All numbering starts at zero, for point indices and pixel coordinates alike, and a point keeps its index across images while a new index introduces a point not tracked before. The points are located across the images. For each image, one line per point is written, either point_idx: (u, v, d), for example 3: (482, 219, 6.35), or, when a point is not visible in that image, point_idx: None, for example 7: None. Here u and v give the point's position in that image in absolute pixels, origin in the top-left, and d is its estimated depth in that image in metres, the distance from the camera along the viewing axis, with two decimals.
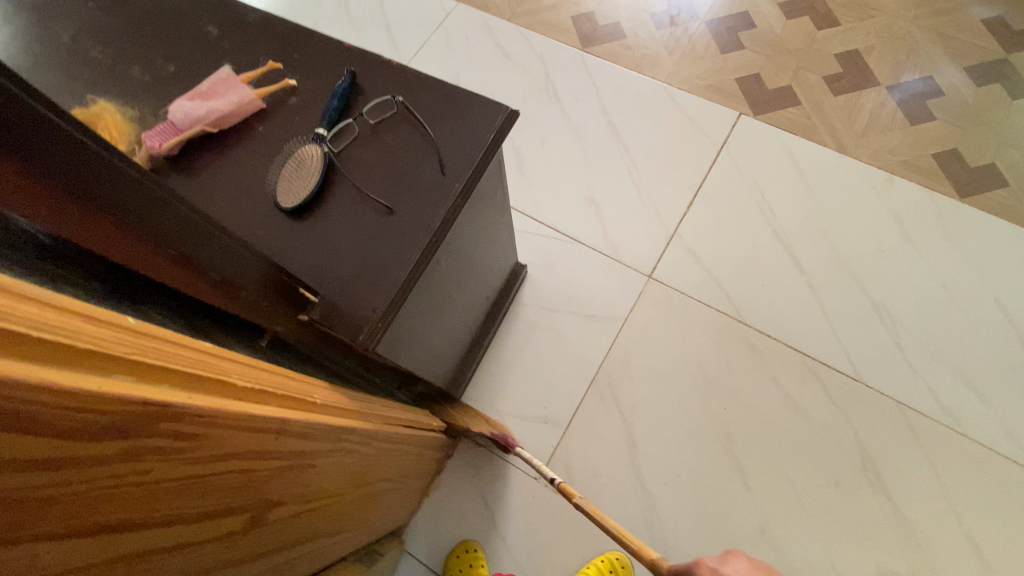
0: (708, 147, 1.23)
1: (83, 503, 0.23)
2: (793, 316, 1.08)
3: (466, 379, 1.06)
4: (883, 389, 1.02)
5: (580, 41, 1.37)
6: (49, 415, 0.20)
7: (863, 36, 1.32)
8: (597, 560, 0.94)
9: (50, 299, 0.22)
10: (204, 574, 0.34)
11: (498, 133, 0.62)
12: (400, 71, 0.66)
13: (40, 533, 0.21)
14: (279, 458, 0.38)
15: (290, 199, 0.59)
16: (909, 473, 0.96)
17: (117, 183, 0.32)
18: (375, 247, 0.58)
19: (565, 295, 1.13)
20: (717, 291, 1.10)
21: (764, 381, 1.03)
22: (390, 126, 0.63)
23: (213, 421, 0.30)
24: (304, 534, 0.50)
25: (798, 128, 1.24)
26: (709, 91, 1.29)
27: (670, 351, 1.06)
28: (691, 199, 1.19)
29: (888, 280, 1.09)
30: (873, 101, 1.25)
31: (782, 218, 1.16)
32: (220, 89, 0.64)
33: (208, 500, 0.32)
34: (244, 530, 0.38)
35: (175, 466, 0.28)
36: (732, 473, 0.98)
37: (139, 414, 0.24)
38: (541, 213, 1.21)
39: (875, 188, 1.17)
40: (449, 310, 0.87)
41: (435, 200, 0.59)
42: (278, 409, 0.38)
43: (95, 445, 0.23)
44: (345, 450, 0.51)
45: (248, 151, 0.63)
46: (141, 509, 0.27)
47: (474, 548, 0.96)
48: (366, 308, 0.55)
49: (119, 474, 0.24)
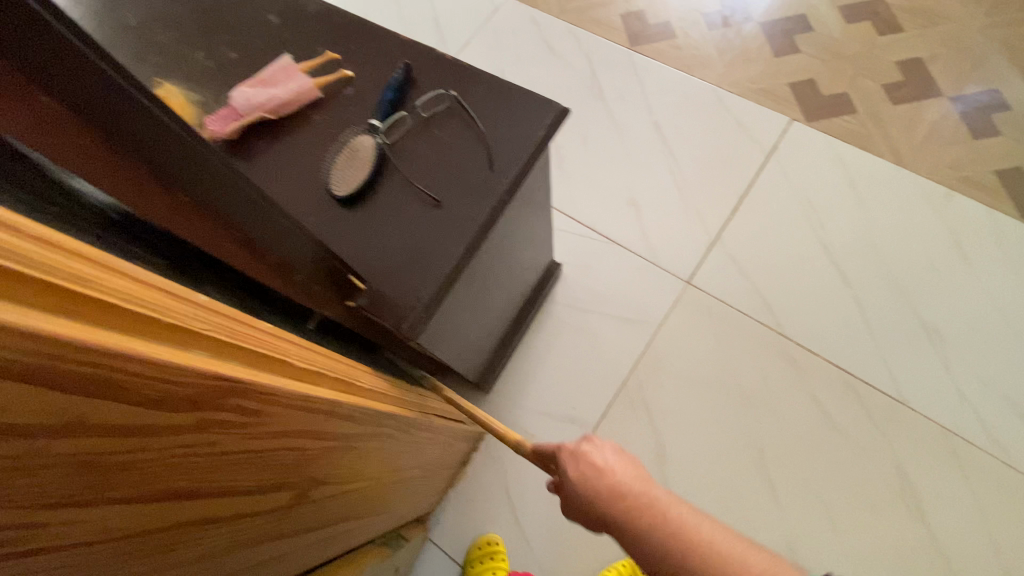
0: (756, 153, 1.20)
1: (155, 470, 0.24)
2: (836, 330, 1.04)
3: (496, 374, 1.06)
4: (928, 413, 0.98)
5: (629, 39, 1.36)
6: (140, 385, 0.21)
7: (927, 44, 1.27)
8: (618, 563, 0.93)
9: (142, 276, 0.23)
10: (249, 544, 0.36)
11: (548, 131, 0.62)
12: (454, 66, 0.67)
13: (116, 495, 0.23)
14: (327, 438, 0.39)
15: (342, 187, 0.60)
16: (950, 501, 0.93)
17: (204, 171, 0.33)
18: (421, 240, 0.59)
19: (600, 296, 1.12)
20: (758, 301, 1.08)
21: (801, 396, 1.01)
22: (442, 120, 0.64)
23: (275, 399, 0.31)
24: (341, 514, 0.52)
25: (851, 137, 1.20)
26: (760, 95, 1.26)
27: (705, 359, 1.05)
28: (735, 205, 1.16)
29: (939, 300, 1.05)
30: (933, 112, 1.20)
31: (831, 230, 1.12)
32: (281, 77, 0.65)
33: (261, 475, 0.33)
34: (290, 506, 0.39)
35: (238, 441, 0.29)
36: (763, 487, 0.96)
37: (212, 389, 0.26)
38: (579, 212, 1.20)
39: (931, 203, 1.12)
40: (485, 305, 0.87)
41: (482, 195, 0.60)
42: (330, 390, 0.39)
43: (173, 416, 0.24)
44: (385, 435, 0.52)
45: (303, 139, 0.64)
46: (205, 479, 0.28)
47: (496, 541, 0.97)
48: (411, 298, 0.57)
49: (190, 445, 0.26)
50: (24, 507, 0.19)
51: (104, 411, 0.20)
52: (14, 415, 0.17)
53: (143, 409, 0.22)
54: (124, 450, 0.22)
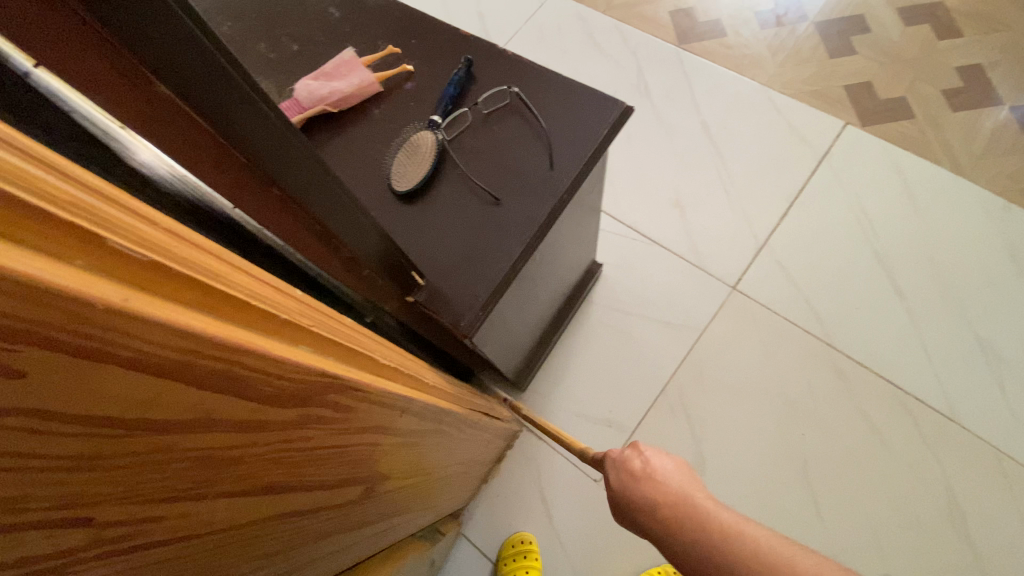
0: (808, 157, 1.17)
1: (258, 464, 0.24)
2: (887, 343, 1.01)
3: (533, 372, 1.06)
4: (982, 434, 0.94)
5: (677, 37, 1.33)
6: (259, 382, 0.21)
7: (992, 49, 1.21)
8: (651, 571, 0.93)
9: (256, 273, 0.23)
10: (319, 536, 0.36)
11: (610, 131, 0.61)
12: (515, 62, 0.66)
13: (223, 489, 0.23)
14: (397, 434, 0.40)
15: (403, 182, 0.60)
16: (1003, 529, 0.89)
17: (294, 164, 0.33)
18: (481, 237, 0.58)
19: (640, 299, 1.11)
20: (805, 310, 1.05)
21: (848, 409, 0.98)
22: (502, 117, 0.63)
23: (363, 395, 0.31)
24: (396, 507, 0.52)
25: (909, 144, 1.15)
26: (814, 97, 1.22)
27: (749, 367, 1.02)
28: (784, 210, 1.13)
29: (999, 318, 1.00)
30: (998, 120, 1.14)
31: (884, 238, 1.08)
32: (343, 70, 0.66)
33: (341, 470, 0.33)
34: (357, 500, 0.39)
35: (328, 435, 0.29)
36: (804, 499, 0.94)
37: (316, 385, 0.25)
38: (622, 212, 1.19)
39: (992, 215, 1.07)
40: (528, 304, 0.87)
41: (542, 194, 0.59)
42: (405, 388, 0.39)
43: (280, 413, 0.24)
44: (441, 432, 0.52)
45: (364, 133, 0.64)
46: (296, 473, 0.28)
47: (528, 540, 0.97)
48: (469, 296, 0.56)
49: (289, 440, 0.26)
50: (150, 500, 0.19)
51: (228, 406, 0.20)
52: (150, 411, 0.17)
53: (257, 406, 0.22)
54: (236, 445, 0.22)
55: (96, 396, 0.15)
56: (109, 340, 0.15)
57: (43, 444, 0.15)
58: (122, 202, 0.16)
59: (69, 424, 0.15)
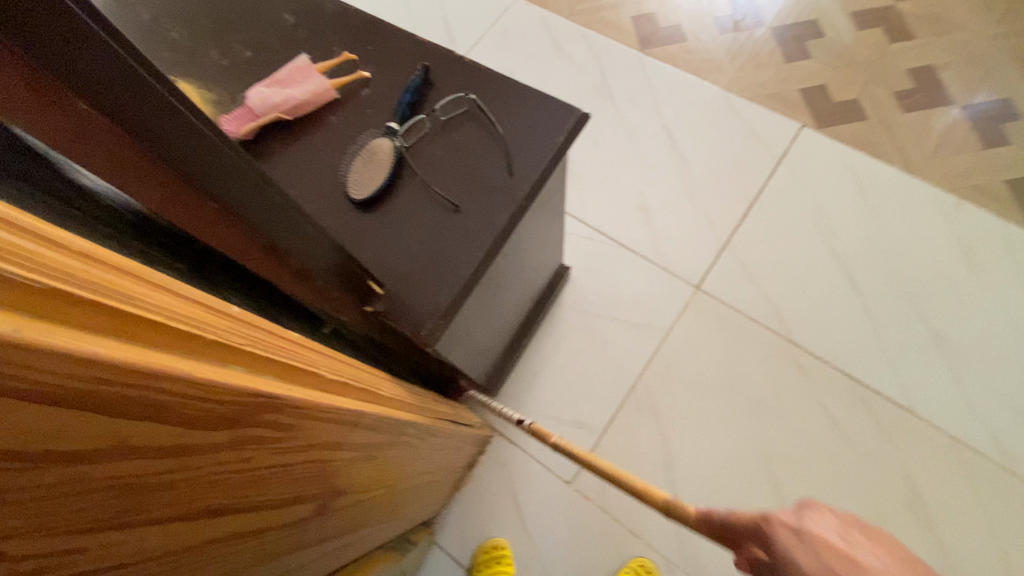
0: (767, 158, 1.20)
1: (190, 488, 0.24)
2: (845, 339, 1.04)
3: (503, 377, 1.06)
4: (937, 423, 0.97)
5: (639, 42, 1.35)
6: (182, 405, 0.21)
7: (938, 52, 1.26)
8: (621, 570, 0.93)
9: (182, 291, 0.22)
10: (270, 557, 0.35)
11: (568, 136, 0.62)
12: (473, 68, 0.66)
13: (153, 516, 0.22)
14: (350, 449, 0.39)
15: (359, 190, 0.59)
16: (958, 513, 0.92)
17: (235, 178, 0.32)
18: (440, 245, 0.58)
19: (608, 300, 1.12)
20: (767, 308, 1.07)
21: (810, 404, 1.00)
22: (460, 124, 0.63)
23: (306, 413, 0.30)
24: (358, 521, 0.51)
25: (862, 144, 1.19)
26: (771, 100, 1.25)
27: (715, 365, 1.04)
28: (745, 211, 1.16)
29: (950, 310, 1.04)
30: (945, 120, 1.20)
31: (840, 237, 1.12)
32: (297, 77, 0.65)
33: (288, 488, 0.32)
34: (311, 517, 0.39)
35: (269, 454, 0.28)
36: (770, 493, 0.96)
37: (250, 405, 0.25)
38: (589, 215, 1.20)
39: (941, 212, 1.12)
40: (495, 309, 0.87)
41: (501, 200, 0.59)
42: (355, 401, 0.38)
43: (212, 435, 0.23)
44: (403, 442, 0.51)
45: (319, 141, 0.63)
46: (237, 495, 0.27)
47: (502, 545, 0.96)
48: (429, 304, 0.56)
49: (225, 462, 0.25)
50: (69, 533, 0.18)
51: (147, 433, 0.20)
52: (59, 443, 0.16)
53: (185, 429, 0.21)
54: (164, 471, 0.21)
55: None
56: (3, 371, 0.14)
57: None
58: (21, 225, 0.16)
59: None
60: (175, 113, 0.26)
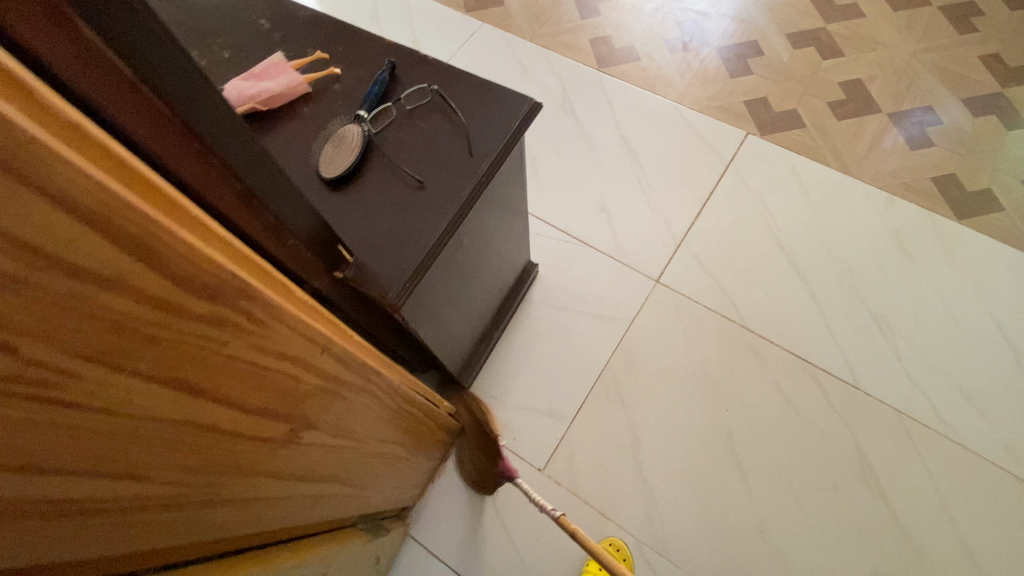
0: (716, 163, 1.29)
1: (174, 353, 0.27)
2: (794, 323, 1.11)
3: (475, 369, 1.09)
4: (882, 396, 1.04)
5: (597, 61, 1.45)
6: (174, 259, 0.25)
7: (865, 67, 1.39)
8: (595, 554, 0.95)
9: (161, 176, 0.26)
10: (241, 472, 0.38)
11: (523, 121, 0.67)
12: (435, 65, 0.72)
13: (137, 369, 0.25)
14: (320, 375, 0.42)
15: (330, 170, 0.64)
16: (906, 480, 0.97)
17: (206, 105, 0.36)
18: (405, 218, 0.63)
19: (574, 296, 1.17)
20: (721, 297, 1.14)
21: (765, 384, 1.06)
22: (424, 112, 0.69)
23: (279, 315, 0.34)
24: (331, 473, 0.54)
25: (802, 149, 1.30)
26: (718, 111, 1.36)
27: (675, 352, 1.10)
28: (699, 210, 1.24)
29: (889, 294, 1.12)
30: (875, 127, 1.31)
31: (786, 231, 1.20)
32: (272, 71, 0.70)
33: (260, 395, 0.36)
34: (282, 442, 0.41)
35: (245, 345, 0.32)
36: (732, 469, 1.00)
37: (229, 283, 0.28)
38: (554, 218, 1.27)
39: (876, 206, 1.21)
40: (465, 297, 0.91)
41: (461, 177, 0.65)
42: (324, 326, 0.42)
43: (192, 300, 0.26)
44: (372, 393, 0.54)
45: (293, 130, 0.68)
46: (212, 380, 0.31)
47: None
48: (396, 270, 0.60)
49: (204, 337, 0.28)
50: (65, 351, 0.22)
51: (146, 277, 0.24)
52: (70, 253, 0.20)
53: (170, 285, 0.25)
54: (152, 322, 0.25)
55: (18, 221, 0.18)
56: (30, 163, 0.18)
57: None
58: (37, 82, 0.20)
59: (13, 247, 0.18)
60: (158, 40, 0.31)
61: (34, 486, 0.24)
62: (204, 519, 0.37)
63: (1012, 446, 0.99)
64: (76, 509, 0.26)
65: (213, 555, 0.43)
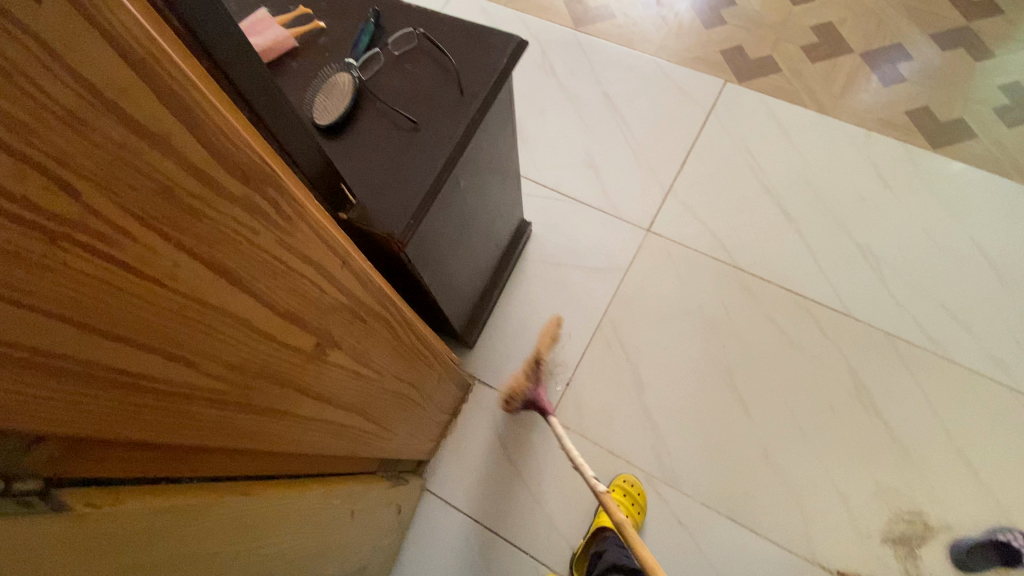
0: (698, 112, 1.31)
1: (215, 233, 0.29)
2: (783, 259, 1.14)
3: (477, 326, 1.11)
4: (873, 321, 1.08)
5: (573, 22, 1.46)
6: (208, 125, 0.26)
7: (836, 10, 1.42)
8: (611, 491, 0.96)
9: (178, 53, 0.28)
10: (275, 380, 0.40)
11: (510, 59, 0.69)
12: (419, 11, 0.73)
13: (183, 243, 0.27)
14: (341, 289, 0.44)
15: (324, 118, 0.65)
16: (898, 397, 1.02)
17: (221, 25, 0.36)
18: (403, 158, 0.64)
19: (568, 251, 1.19)
20: (712, 241, 1.17)
21: (759, 319, 1.09)
22: (412, 57, 0.70)
23: (303, 214, 0.35)
24: (354, 403, 0.55)
25: (779, 93, 1.32)
26: (696, 62, 1.38)
27: (671, 296, 1.13)
28: (684, 158, 1.27)
29: (873, 225, 1.16)
30: (848, 66, 1.34)
31: (770, 173, 1.23)
32: (257, 27, 0.70)
33: (290, 299, 0.37)
34: (310, 356, 0.43)
35: (274, 239, 0.33)
36: (733, 401, 1.04)
37: (257, 166, 0.30)
38: (543, 177, 1.28)
39: (854, 142, 1.25)
40: (465, 250, 0.92)
41: (456, 116, 0.66)
42: (343, 240, 0.43)
43: (227, 178, 0.28)
44: (388, 322, 0.56)
45: (284, 83, 0.69)
46: (248, 271, 0.32)
47: None
48: (398, 208, 0.61)
49: (238, 222, 0.30)
50: (119, 207, 0.23)
51: (186, 141, 0.25)
52: (120, 96, 0.22)
53: (206, 155, 0.26)
54: (194, 193, 0.26)
55: (75, 50, 0.20)
56: None
57: (37, 76, 0.19)
58: None
59: (70, 78, 0.20)
60: None
61: (100, 351, 0.25)
62: (242, 425, 0.39)
63: (999, 358, 1.03)
64: (133, 383, 0.28)
65: (251, 473, 0.45)
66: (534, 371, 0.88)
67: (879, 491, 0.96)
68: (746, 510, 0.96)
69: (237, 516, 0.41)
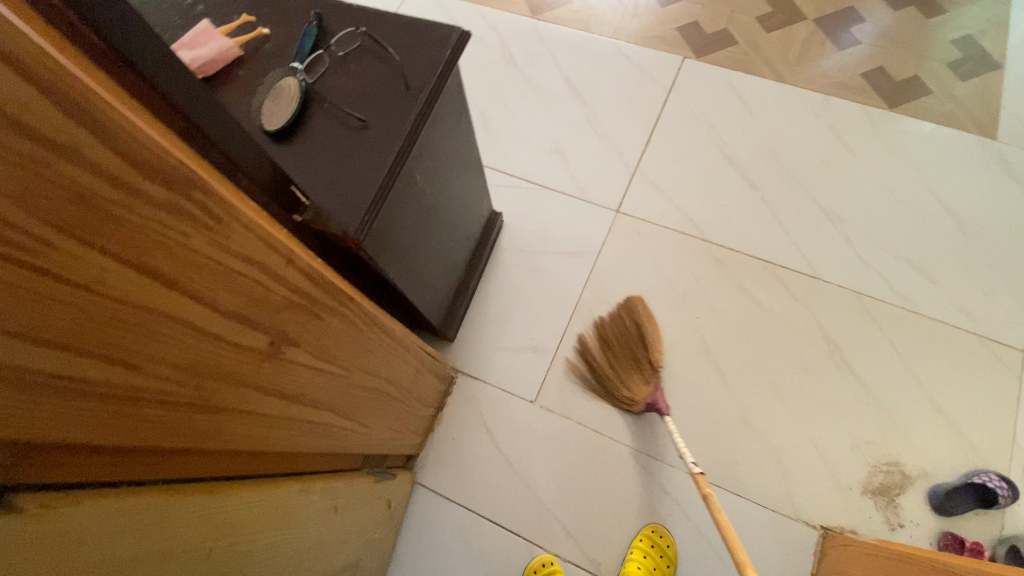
0: (658, 90, 1.33)
1: (142, 239, 0.30)
2: (751, 228, 1.16)
3: (456, 319, 1.12)
4: (841, 282, 1.10)
5: (530, 10, 1.46)
6: (122, 135, 0.27)
7: None
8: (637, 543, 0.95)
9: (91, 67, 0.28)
10: (229, 380, 0.41)
11: (454, 51, 0.69)
12: (361, 10, 0.74)
13: (108, 249, 0.28)
14: (289, 286, 0.45)
15: (273, 123, 0.66)
16: (871, 354, 1.04)
17: (143, 39, 0.37)
18: (354, 157, 0.65)
19: (541, 237, 1.21)
20: (681, 217, 1.18)
21: (731, 289, 1.11)
22: (357, 56, 0.71)
23: (235, 215, 0.36)
24: (322, 399, 0.56)
25: (737, 65, 1.33)
26: (654, 40, 1.39)
27: (643, 274, 1.14)
28: (648, 137, 1.28)
29: (837, 188, 1.18)
30: (803, 33, 1.35)
31: (733, 145, 1.25)
32: (200, 38, 0.70)
33: (234, 298, 0.38)
34: (265, 355, 0.44)
35: (206, 241, 0.34)
36: (711, 371, 1.06)
37: (179, 171, 0.31)
38: (511, 167, 1.29)
39: (813, 108, 1.26)
40: (434, 244, 0.93)
41: (403, 111, 0.67)
42: (286, 239, 0.44)
43: (148, 185, 0.29)
44: (348, 317, 0.57)
45: (233, 92, 0.70)
46: (183, 273, 0.33)
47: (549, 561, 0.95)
48: (353, 206, 0.62)
49: (166, 226, 0.31)
50: (33, 218, 0.24)
51: (100, 152, 0.26)
52: (24, 113, 0.22)
53: (122, 163, 0.27)
54: (113, 201, 0.27)
55: None
56: None
57: None
58: None
59: None
60: None
61: (32, 358, 0.26)
62: (201, 424, 0.40)
63: (965, 307, 1.06)
64: (72, 387, 0.29)
65: (220, 474, 0.46)
66: (654, 374, 0.97)
67: (857, 446, 0.98)
68: (729, 476, 0.99)
69: (205, 515, 0.42)
